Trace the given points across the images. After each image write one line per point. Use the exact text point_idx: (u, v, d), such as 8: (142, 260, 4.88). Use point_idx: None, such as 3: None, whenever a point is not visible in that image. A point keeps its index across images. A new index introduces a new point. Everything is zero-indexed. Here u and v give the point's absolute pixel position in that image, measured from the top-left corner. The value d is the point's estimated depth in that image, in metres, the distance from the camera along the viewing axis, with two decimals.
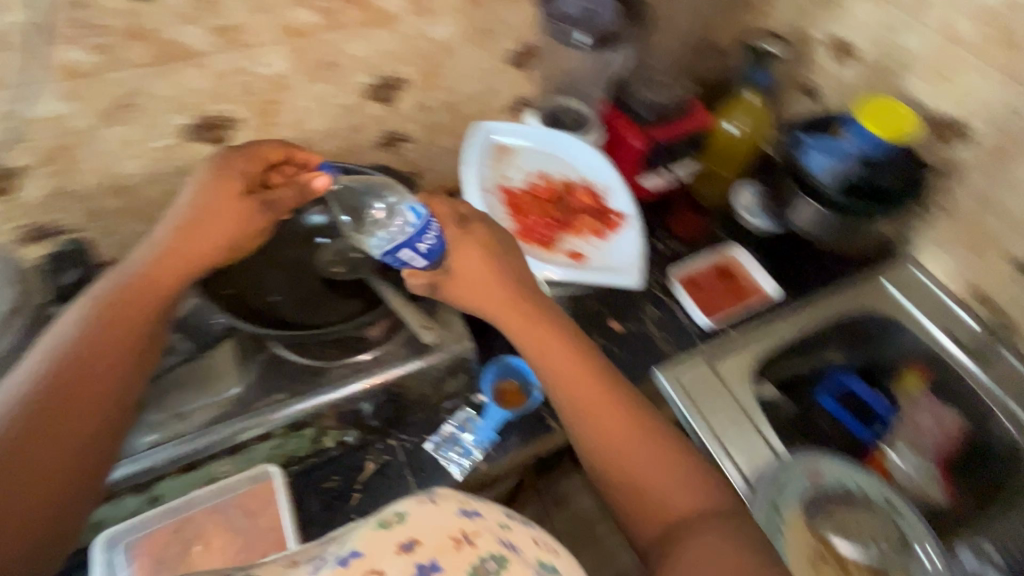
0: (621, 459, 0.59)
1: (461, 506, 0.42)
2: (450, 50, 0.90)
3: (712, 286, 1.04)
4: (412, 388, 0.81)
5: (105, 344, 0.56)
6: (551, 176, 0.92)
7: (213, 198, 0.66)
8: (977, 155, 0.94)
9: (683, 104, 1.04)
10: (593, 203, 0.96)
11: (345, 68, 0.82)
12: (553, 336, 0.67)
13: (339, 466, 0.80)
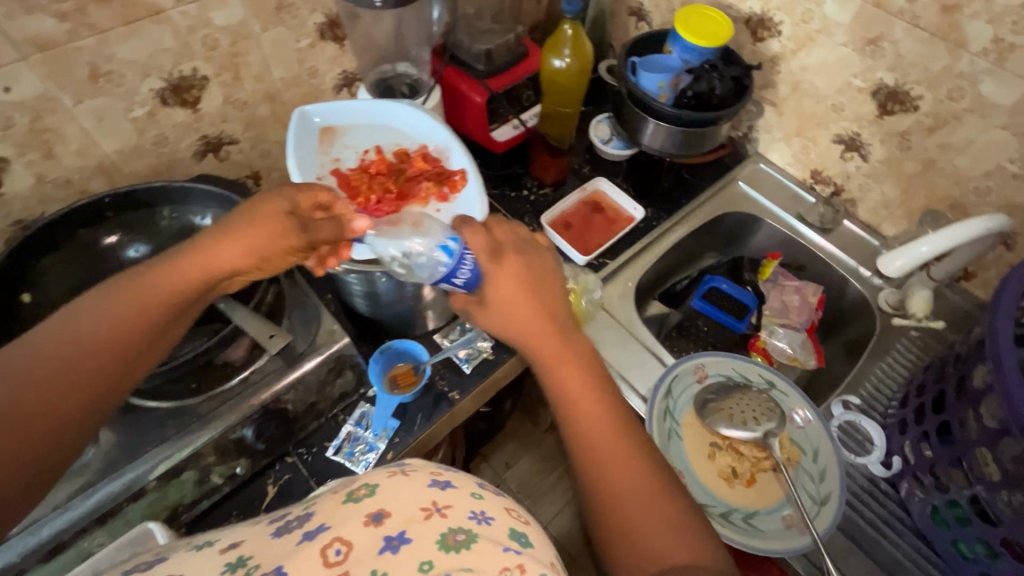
0: (625, 502, 0.57)
1: (432, 480, 0.53)
2: (243, 34, 0.81)
3: (583, 221, 1.07)
4: (295, 399, 0.77)
5: (104, 344, 0.53)
6: (372, 149, 0.80)
7: (264, 207, 0.63)
8: (784, 47, 1.01)
9: (519, 47, 1.02)
10: (432, 165, 0.78)
11: (119, 76, 0.72)
12: (570, 361, 0.63)
13: (238, 499, 0.76)
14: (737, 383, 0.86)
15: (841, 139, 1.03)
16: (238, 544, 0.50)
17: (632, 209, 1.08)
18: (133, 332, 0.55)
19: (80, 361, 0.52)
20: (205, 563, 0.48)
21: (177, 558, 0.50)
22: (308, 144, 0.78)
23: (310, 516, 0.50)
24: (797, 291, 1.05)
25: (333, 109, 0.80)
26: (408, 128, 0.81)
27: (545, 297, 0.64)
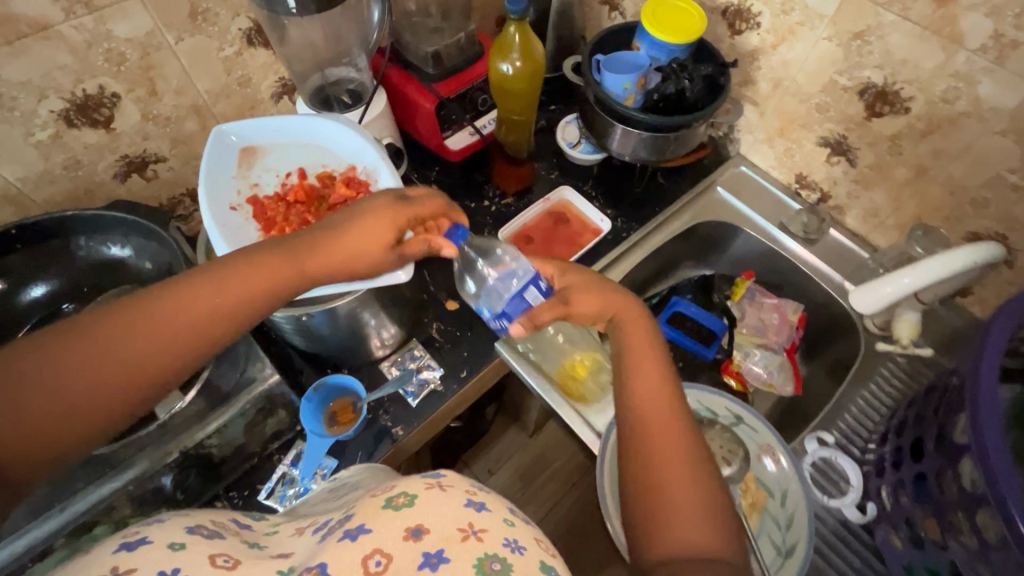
0: (660, 463, 0.53)
1: (467, 500, 0.54)
2: (154, 46, 0.74)
3: (547, 234, 0.99)
4: (218, 444, 0.71)
5: (172, 339, 0.51)
6: (295, 172, 0.75)
7: (382, 214, 0.62)
8: (764, 41, 0.91)
9: (472, 47, 0.94)
10: (357, 189, 0.73)
11: (9, 99, 0.66)
12: (644, 333, 0.65)
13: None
14: (702, 418, 0.79)
15: (827, 142, 0.93)
16: (290, 552, 0.53)
17: (599, 221, 1.00)
18: (221, 331, 0.53)
19: (159, 337, 0.50)
20: (256, 559, 0.50)
21: (231, 543, 0.53)
22: (225, 168, 0.73)
23: (352, 517, 0.53)
24: (777, 310, 0.97)
25: (253, 127, 0.75)
26: (334, 146, 0.76)
27: (634, 318, 0.66)
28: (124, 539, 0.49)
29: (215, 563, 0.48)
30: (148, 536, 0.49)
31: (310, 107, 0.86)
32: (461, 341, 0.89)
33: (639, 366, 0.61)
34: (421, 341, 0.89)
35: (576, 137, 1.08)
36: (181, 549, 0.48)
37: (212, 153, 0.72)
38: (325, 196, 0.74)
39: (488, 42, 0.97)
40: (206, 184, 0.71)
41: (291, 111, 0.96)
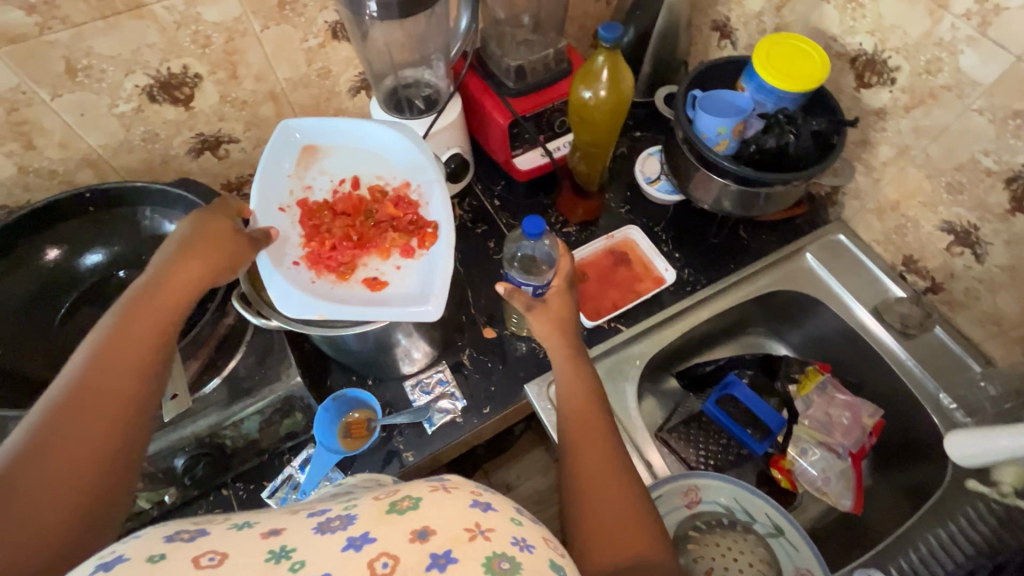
0: (602, 499, 0.55)
1: (474, 500, 0.43)
2: (239, 32, 0.73)
3: (604, 276, 0.93)
4: (230, 436, 0.72)
5: (109, 373, 0.50)
6: (349, 179, 0.76)
7: (211, 230, 0.61)
8: (895, 101, 0.78)
9: (559, 63, 0.87)
10: (405, 211, 0.73)
11: (99, 71, 0.68)
12: (574, 358, 0.66)
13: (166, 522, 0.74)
14: (736, 518, 0.71)
15: (950, 228, 0.80)
16: (282, 531, 0.41)
17: (662, 271, 0.92)
18: (145, 347, 0.53)
19: (95, 385, 0.49)
20: (249, 547, 0.39)
21: (219, 535, 0.41)
22: (283, 165, 0.75)
23: (354, 518, 0.41)
24: (850, 408, 0.86)
25: (316, 127, 0.76)
26: (391, 160, 0.77)
27: (562, 333, 0.66)
28: (101, 557, 0.38)
29: (199, 564, 0.37)
30: (128, 550, 0.38)
31: (383, 109, 0.84)
32: (491, 373, 0.85)
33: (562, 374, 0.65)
34: (450, 364, 0.85)
35: (653, 175, 1.00)
36: (162, 558, 0.37)
37: (276, 148, 0.75)
38: (372, 211, 0.75)
39: (577, 59, 0.90)
40: (262, 179, 0.73)
41: (366, 107, 0.95)
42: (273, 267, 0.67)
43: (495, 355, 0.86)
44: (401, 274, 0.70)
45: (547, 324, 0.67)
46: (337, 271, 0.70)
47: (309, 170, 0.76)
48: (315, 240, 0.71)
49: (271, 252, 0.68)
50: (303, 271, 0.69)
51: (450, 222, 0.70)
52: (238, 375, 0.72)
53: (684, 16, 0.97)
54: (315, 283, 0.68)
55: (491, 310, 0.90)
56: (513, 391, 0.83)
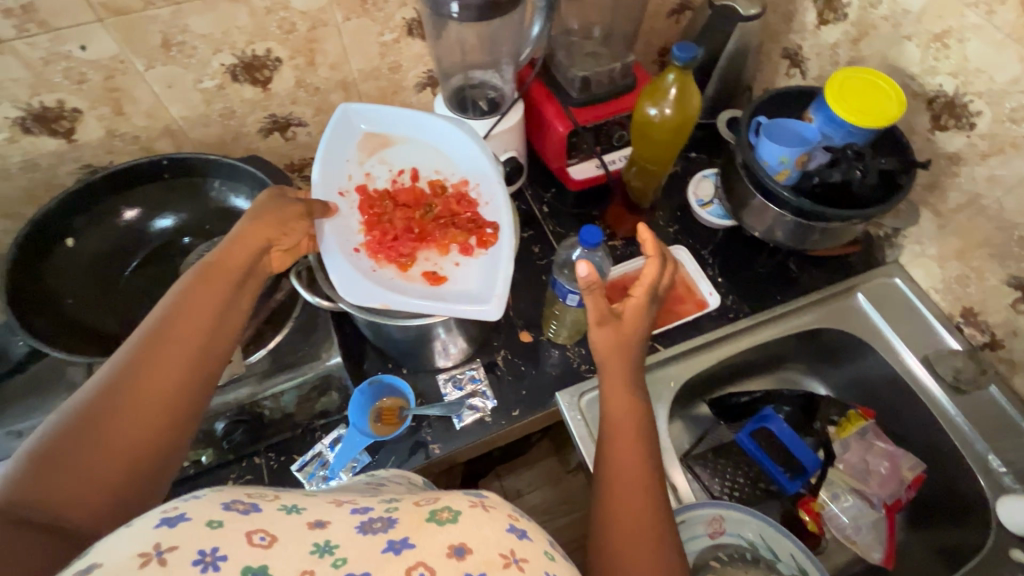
0: (626, 526, 0.54)
1: (511, 525, 0.43)
2: (323, 21, 0.77)
3: None
4: (268, 407, 0.74)
5: (170, 340, 0.52)
6: (408, 171, 0.80)
7: (269, 214, 0.64)
8: (971, 147, 0.75)
9: (626, 79, 0.88)
10: (464, 208, 0.77)
11: (190, 48, 0.72)
12: (625, 375, 0.64)
13: (198, 483, 0.77)
14: (758, 555, 0.70)
15: (1017, 284, 0.76)
16: (328, 523, 0.42)
17: (707, 294, 0.91)
18: (209, 314, 0.55)
19: (161, 345, 0.51)
20: (296, 535, 0.40)
21: (269, 514, 0.42)
22: (345, 150, 0.79)
23: (396, 522, 0.42)
24: (890, 458, 0.83)
25: (378, 116, 0.80)
26: (452, 157, 0.80)
27: (625, 351, 0.64)
28: (164, 513, 0.40)
29: (251, 542, 0.38)
30: (190, 510, 0.40)
31: (448, 106, 0.87)
32: (521, 376, 0.85)
33: (610, 393, 0.63)
34: (483, 364, 0.86)
35: (705, 198, 0.98)
36: (219, 526, 0.39)
37: (338, 132, 0.78)
38: (430, 205, 0.78)
39: (644, 76, 0.90)
40: (325, 162, 0.76)
41: (429, 103, 0.97)
42: (336, 251, 0.70)
43: (527, 357, 0.87)
44: (459, 269, 0.73)
45: (612, 337, 0.64)
46: (397, 261, 0.73)
47: (368, 158, 0.79)
48: (374, 227, 0.75)
49: (333, 236, 0.72)
50: (364, 258, 0.72)
51: (510, 224, 0.73)
52: (284, 349, 0.75)
53: (754, 41, 0.96)
54: (375, 270, 0.72)
55: (530, 314, 0.91)
56: (542, 398, 0.84)
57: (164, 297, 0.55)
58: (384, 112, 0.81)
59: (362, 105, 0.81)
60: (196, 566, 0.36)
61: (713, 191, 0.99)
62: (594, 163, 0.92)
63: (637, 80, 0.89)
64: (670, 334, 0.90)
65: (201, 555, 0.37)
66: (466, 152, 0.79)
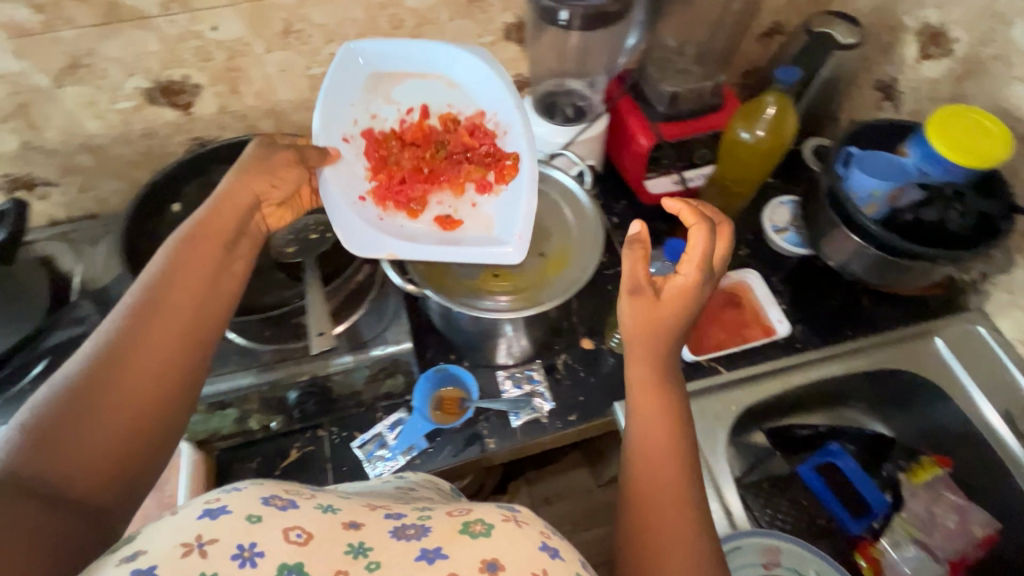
0: (665, 533, 0.50)
1: (544, 542, 0.43)
2: (429, 20, 0.80)
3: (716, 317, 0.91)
4: (338, 382, 0.77)
5: (164, 305, 0.51)
6: (418, 108, 0.78)
7: (255, 177, 0.63)
8: None
9: (715, 98, 0.88)
10: (479, 141, 0.77)
11: (307, 36, 0.76)
12: (654, 365, 0.59)
13: (264, 447, 0.80)
14: None
15: None
16: (363, 526, 0.43)
17: (775, 321, 0.89)
18: (206, 272, 0.55)
19: (156, 309, 0.50)
20: (333, 535, 0.41)
21: (308, 512, 0.43)
22: (350, 89, 0.75)
23: (428, 531, 0.43)
24: (958, 511, 0.80)
25: (380, 51, 0.75)
26: (466, 89, 0.79)
27: (658, 339, 0.59)
28: (206, 503, 0.42)
29: (287, 539, 0.40)
30: (231, 503, 0.42)
31: (534, 108, 0.89)
32: (579, 381, 0.86)
33: (637, 387, 0.58)
34: (544, 366, 0.87)
35: (780, 225, 0.97)
36: (258, 522, 0.40)
37: (342, 70, 0.74)
38: (443, 142, 0.78)
39: (733, 98, 0.90)
40: (327, 105, 0.73)
41: None
42: (341, 200, 0.69)
43: (587, 364, 0.87)
44: (475, 209, 0.75)
45: (646, 313, 0.59)
46: (405, 206, 0.74)
47: (373, 97, 0.77)
48: (380, 172, 0.75)
49: (337, 184, 0.70)
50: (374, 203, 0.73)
51: (531, 155, 0.74)
52: (359, 329, 0.78)
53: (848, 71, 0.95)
54: (383, 218, 0.72)
55: (593, 322, 0.91)
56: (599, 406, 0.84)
57: (153, 262, 0.54)
58: (386, 43, 0.76)
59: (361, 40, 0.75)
60: (235, 560, 0.38)
61: (789, 218, 0.98)
62: (673, 180, 0.92)
63: (726, 100, 0.89)
64: (734, 357, 0.89)
65: (240, 548, 0.38)
66: (483, 85, 0.77)
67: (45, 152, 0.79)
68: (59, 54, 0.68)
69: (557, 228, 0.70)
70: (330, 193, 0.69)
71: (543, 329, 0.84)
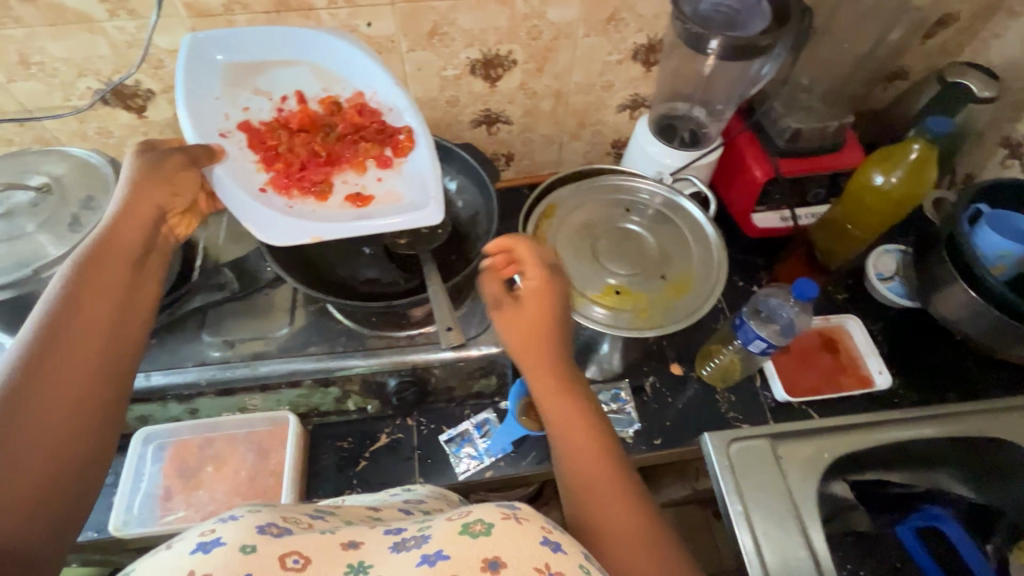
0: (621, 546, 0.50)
1: (544, 537, 0.44)
2: (565, 34, 0.82)
3: (815, 363, 0.89)
4: (437, 376, 0.79)
5: (81, 325, 0.49)
6: (290, 96, 0.73)
7: (146, 184, 0.59)
8: None
9: (838, 139, 0.86)
10: (368, 118, 0.73)
11: (450, 39, 0.79)
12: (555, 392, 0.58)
13: (354, 429, 0.83)
14: None
15: None
16: (361, 545, 0.46)
17: (876, 373, 0.87)
18: (117, 287, 0.53)
19: (70, 328, 0.48)
20: (331, 554, 0.44)
21: (302, 537, 0.46)
22: (209, 82, 0.69)
23: (428, 538, 0.45)
24: None
25: (229, 40, 0.69)
26: (335, 69, 0.74)
27: (543, 353, 0.58)
28: (201, 536, 0.45)
29: (284, 565, 0.42)
30: (225, 535, 0.44)
31: (650, 130, 0.88)
32: (665, 405, 0.86)
33: (544, 402, 0.58)
34: (631, 386, 0.87)
35: (885, 273, 0.94)
36: (252, 551, 0.42)
37: (188, 63, 0.67)
38: (331, 125, 0.73)
39: (854, 140, 0.88)
40: (190, 102, 0.66)
41: (623, 124, 1.00)
42: (241, 192, 0.65)
43: (675, 389, 0.87)
44: (383, 183, 0.70)
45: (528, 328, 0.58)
46: (313, 192, 0.69)
47: (236, 88, 0.71)
48: (276, 161, 0.69)
49: (234, 179, 0.66)
50: (274, 196, 0.67)
51: (424, 127, 0.72)
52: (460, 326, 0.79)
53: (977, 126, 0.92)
54: (292, 206, 0.67)
55: (683, 349, 0.91)
56: (683, 433, 0.84)
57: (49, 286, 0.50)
58: (236, 29, 0.70)
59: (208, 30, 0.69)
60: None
61: (895, 268, 0.94)
62: (783, 215, 0.91)
63: (848, 143, 0.87)
64: (825, 404, 0.87)
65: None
66: (340, 66, 0.73)
67: None
68: None
69: (679, 251, 0.70)
70: (224, 191, 0.65)
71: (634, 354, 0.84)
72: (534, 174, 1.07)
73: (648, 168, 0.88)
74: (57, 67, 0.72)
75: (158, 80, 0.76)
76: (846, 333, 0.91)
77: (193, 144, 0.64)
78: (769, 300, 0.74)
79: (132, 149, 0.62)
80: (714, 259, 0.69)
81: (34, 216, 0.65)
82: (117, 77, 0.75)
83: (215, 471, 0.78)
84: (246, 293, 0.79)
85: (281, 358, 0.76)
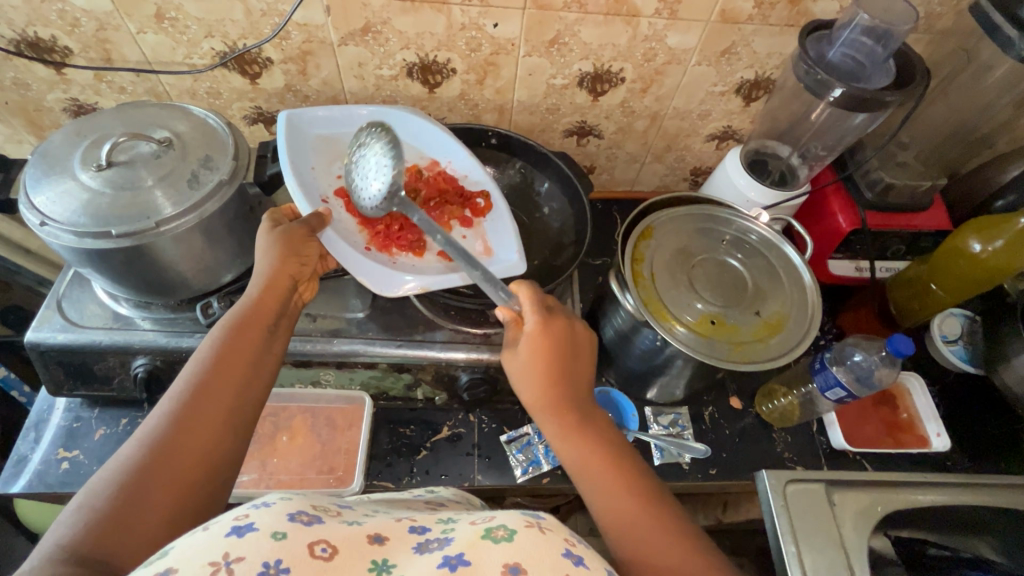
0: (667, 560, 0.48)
1: (567, 550, 0.41)
2: (678, 60, 0.82)
3: (879, 422, 0.90)
4: (510, 378, 0.78)
5: (221, 385, 0.51)
6: None
7: (291, 244, 0.63)
8: None
9: (927, 200, 0.86)
10: (449, 183, 0.79)
11: (568, 50, 0.80)
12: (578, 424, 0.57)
13: (417, 417, 0.84)
14: None
15: None
16: (387, 541, 0.42)
17: (934, 435, 0.87)
18: (255, 350, 0.55)
19: (214, 386, 0.51)
20: (357, 547, 0.41)
21: (332, 527, 0.42)
22: (306, 156, 0.76)
23: (451, 541, 0.42)
24: None
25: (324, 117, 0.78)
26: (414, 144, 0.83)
27: (578, 411, 0.58)
28: (235, 520, 0.40)
29: (313, 554, 0.38)
30: (258, 520, 0.40)
31: (741, 162, 0.89)
32: (722, 437, 0.87)
33: (565, 442, 0.57)
34: (690, 413, 0.88)
35: (950, 336, 0.93)
36: (284, 538, 0.39)
37: (288, 135, 0.74)
38: (418, 189, 0.79)
39: (940, 203, 0.88)
40: (296, 172, 0.72)
41: (708, 154, 1.00)
42: (351, 250, 0.69)
43: (733, 421, 0.88)
44: (467, 240, 0.76)
45: (550, 379, 0.58)
46: (409, 248, 0.75)
47: (331, 156, 0.78)
48: (375, 223, 0.75)
49: (342, 240, 0.70)
50: (378, 254, 0.73)
51: (497, 191, 0.80)
52: None
53: None
54: (396, 261, 0.73)
55: (744, 385, 0.91)
56: (735, 465, 0.85)
57: (201, 346, 0.54)
58: (327, 112, 0.79)
59: (303, 109, 0.77)
60: None
61: (961, 331, 0.94)
62: (858, 267, 0.90)
63: (933, 206, 0.87)
64: (879, 456, 0.87)
65: (267, 566, 0.36)
66: (419, 139, 0.82)
67: (297, 96, 0.84)
68: (359, 17, 0.74)
69: (772, 289, 0.72)
70: (333, 249, 0.68)
71: (702, 388, 0.84)
72: (610, 190, 1.07)
73: (735, 199, 0.88)
74: (188, 25, 0.73)
75: (279, 51, 0.77)
76: (914, 398, 0.91)
77: (309, 214, 0.67)
78: (852, 348, 0.75)
79: (267, 221, 0.65)
80: (809, 305, 0.70)
81: (155, 169, 0.65)
82: (242, 43, 0.76)
83: (289, 442, 0.81)
84: (340, 273, 0.81)
85: (360, 338, 0.76)
